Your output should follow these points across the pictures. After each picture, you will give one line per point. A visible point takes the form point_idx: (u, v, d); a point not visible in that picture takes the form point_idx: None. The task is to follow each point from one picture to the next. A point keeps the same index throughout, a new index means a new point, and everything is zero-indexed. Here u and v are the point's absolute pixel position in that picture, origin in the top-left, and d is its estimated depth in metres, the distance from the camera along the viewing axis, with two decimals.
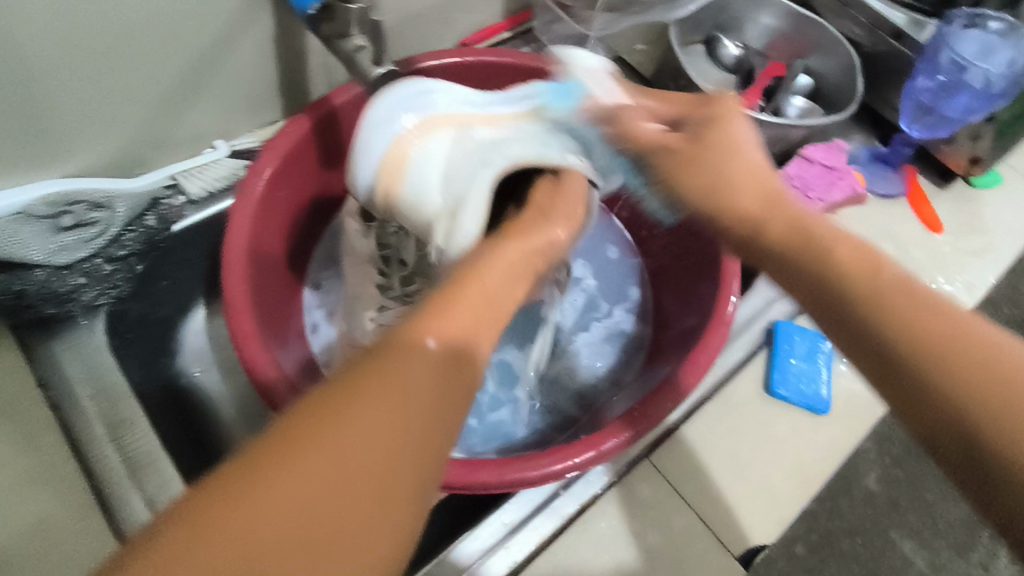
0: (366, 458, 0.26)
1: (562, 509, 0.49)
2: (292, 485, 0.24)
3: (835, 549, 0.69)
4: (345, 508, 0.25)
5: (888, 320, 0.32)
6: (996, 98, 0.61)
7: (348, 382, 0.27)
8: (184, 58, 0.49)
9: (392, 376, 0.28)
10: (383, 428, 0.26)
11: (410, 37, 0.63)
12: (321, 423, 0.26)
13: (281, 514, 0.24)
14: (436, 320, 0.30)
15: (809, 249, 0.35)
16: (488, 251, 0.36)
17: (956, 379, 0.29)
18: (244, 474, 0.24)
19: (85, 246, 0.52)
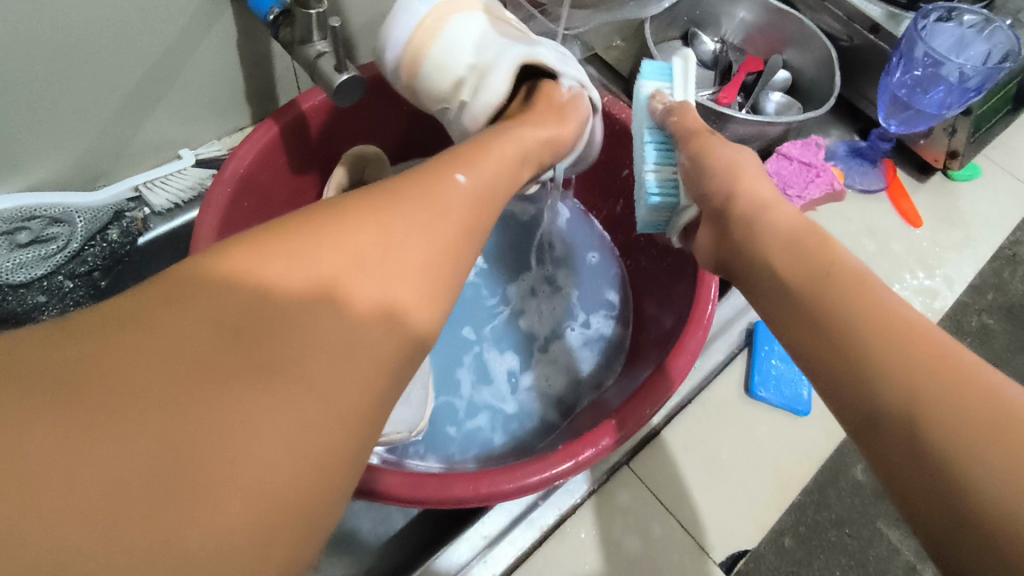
0: (301, 321, 0.24)
1: (540, 520, 0.48)
2: (334, 242, 0.26)
3: (823, 540, 0.65)
4: (274, 367, 0.23)
5: (871, 335, 0.30)
6: (971, 93, 0.60)
7: (292, 238, 0.26)
8: (139, 65, 0.48)
9: (344, 254, 0.26)
10: (324, 295, 0.25)
11: (380, 38, 0.61)
12: (252, 279, 0.24)
13: (317, 263, 0.25)
14: (397, 218, 0.28)
15: (794, 260, 0.34)
16: (479, 148, 0.38)
17: (893, 365, 0.29)
18: (172, 307, 0.23)
19: (42, 262, 0.50)
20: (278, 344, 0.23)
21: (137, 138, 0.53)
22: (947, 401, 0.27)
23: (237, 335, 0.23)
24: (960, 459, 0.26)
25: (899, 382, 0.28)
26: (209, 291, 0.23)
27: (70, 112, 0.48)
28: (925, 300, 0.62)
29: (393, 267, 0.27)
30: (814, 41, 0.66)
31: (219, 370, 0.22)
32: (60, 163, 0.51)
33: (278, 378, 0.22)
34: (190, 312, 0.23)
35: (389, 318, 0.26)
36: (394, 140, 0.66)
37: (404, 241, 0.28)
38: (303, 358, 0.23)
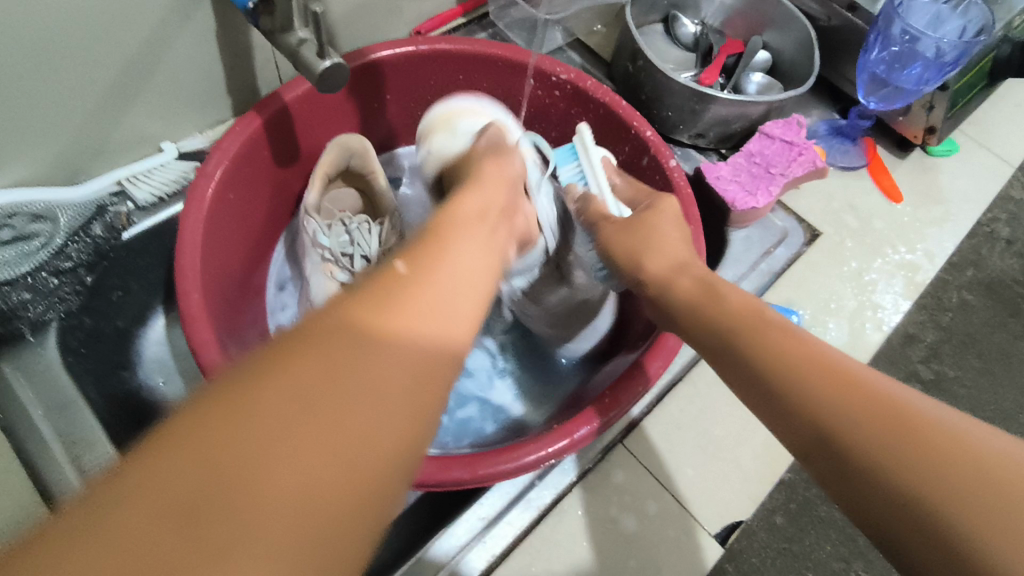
0: (334, 415, 0.21)
1: (537, 500, 0.49)
2: (343, 365, 0.22)
3: (814, 516, 0.66)
4: (312, 466, 0.20)
5: (802, 380, 0.32)
6: (948, 67, 0.61)
7: (298, 359, 0.21)
8: (117, 57, 0.47)
9: (357, 368, 0.22)
10: (323, 414, 0.20)
11: (359, 26, 0.61)
12: (257, 411, 0.20)
13: (306, 399, 0.21)
14: (409, 319, 0.24)
15: (720, 321, 0.38)
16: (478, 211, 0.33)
17: (859, 434, 0.29)
18: (205, 433, 0.19)
19: (26, 260, 0.50)
20: (309, 445, 0.20)
21: (117, 132, 0.52)
22: (873, 431, 0.29)
23: (273, 437, 0.20)
24: (930, 496, 0.27)
25: (851, 406, 0.30)
26: (208, 433, 0.19)
27: (46, 107, 0.47)
28: (907, 274, 0.64)
29: (419, 323, 0.24)
30: (793, 22, 0.66)
31: (260, 488, 0.19)
32: (39, 160, 0.50)
33: (323, 473, 0.20)
34: (218, 427, 0.19)
35: (420, 386, 0.23)
36: (379, 131, 0.66)
37: (413, 353, 0.23)
38: (343, 451, 0.20)
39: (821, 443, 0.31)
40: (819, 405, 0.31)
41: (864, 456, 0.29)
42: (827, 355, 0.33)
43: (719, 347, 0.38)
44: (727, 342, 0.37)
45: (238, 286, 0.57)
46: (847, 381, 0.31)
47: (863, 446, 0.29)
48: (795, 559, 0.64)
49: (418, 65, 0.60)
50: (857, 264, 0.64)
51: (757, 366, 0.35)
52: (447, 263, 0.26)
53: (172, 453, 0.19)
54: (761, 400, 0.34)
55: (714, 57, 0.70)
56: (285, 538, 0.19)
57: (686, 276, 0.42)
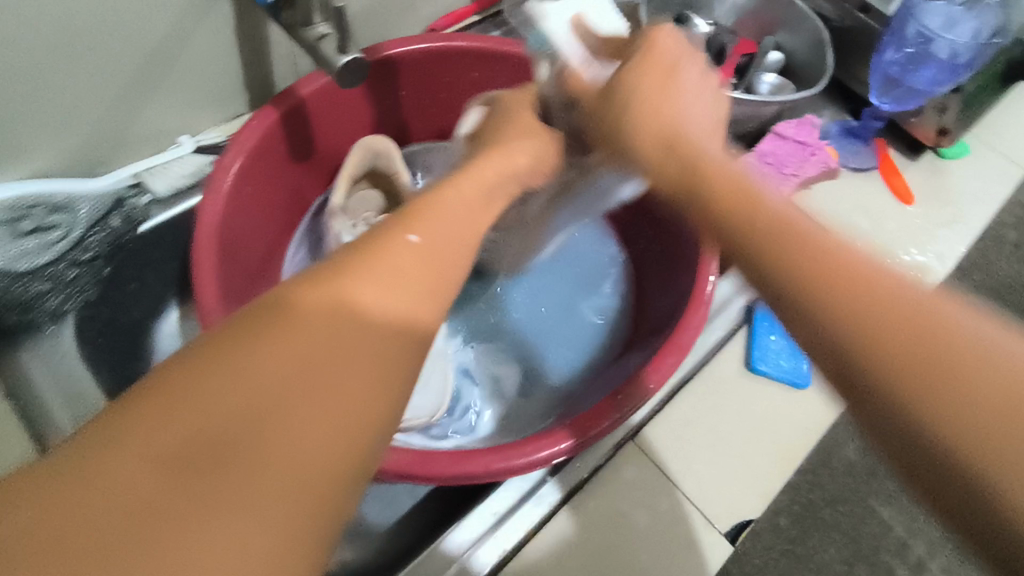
0: (307, 372, 0.23)
1: (549, 496, 0.49)
2: (310, 334, 0.24)
3: (818, 518, 0.66)
4: (284, 398, 0.23)
5: (842, 310, 0.26)
6: (961, 68, 0.62)
7: (265, 331, 0.24)
8: (138, 51, 0.48)
9: (316, 335, 0.24)
10: (289, 376, 0.23)
11: (375, 23, 0.61)
12: (232, 368, 0.23)
13: (271, 365, 0.23)
14: (361, 290, 0.26)
15: (747, 212, 0.30)
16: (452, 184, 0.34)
17: (911, 380, 0.24)
18: (184, 387, 0.22)
19: (47, 250, 0.51)
20: (277, 381, 0.23)
21: (136, 126, 0.53)
22: (920, 374, 0.24)
23: (242, 382, 0.22)
24: (983, 462, 0.23)
25: (904, 340, 0.25)
26: (185, 389, 0.22)
27: (68, 100, 0.47)
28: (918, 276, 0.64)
29: (377, 292, 0.26)
30: (807, 22, 0.66)
31: (234, 424, 0.22)
32: (58, 152, 0.50)
33: (301, 416, 0.23)
34: (194, 380, 0.22)
35: (384, 345, 0.25)
36: (392, 128, 0.66)
37: (369, 315, 0.26)
38: (320, 398, 0.23)
39: (865, 380, 0.25)
40: (853, 340, 0.25)
41: (907, 403, 0.24)
42: (883, 273, 0.27)
43: (748, 265, 0.29)
44: (755, 259, 0.29)
45: (250, 284, 0.56)
46: (896, 313, 0.25)
47: (913, 398, 0.24)
48: (797, 561, 0.65)
49: (433, 63, 0.60)
50: None
51: (780, 282, 0.28)
52: (437, 238, 0.30)
53: (154, 407, 0.22)
54: (793, 314, 0.27)
55: (727, 57, 0.70)
56: (267, 458, 0.22)
57: (689, 184, 0.33)
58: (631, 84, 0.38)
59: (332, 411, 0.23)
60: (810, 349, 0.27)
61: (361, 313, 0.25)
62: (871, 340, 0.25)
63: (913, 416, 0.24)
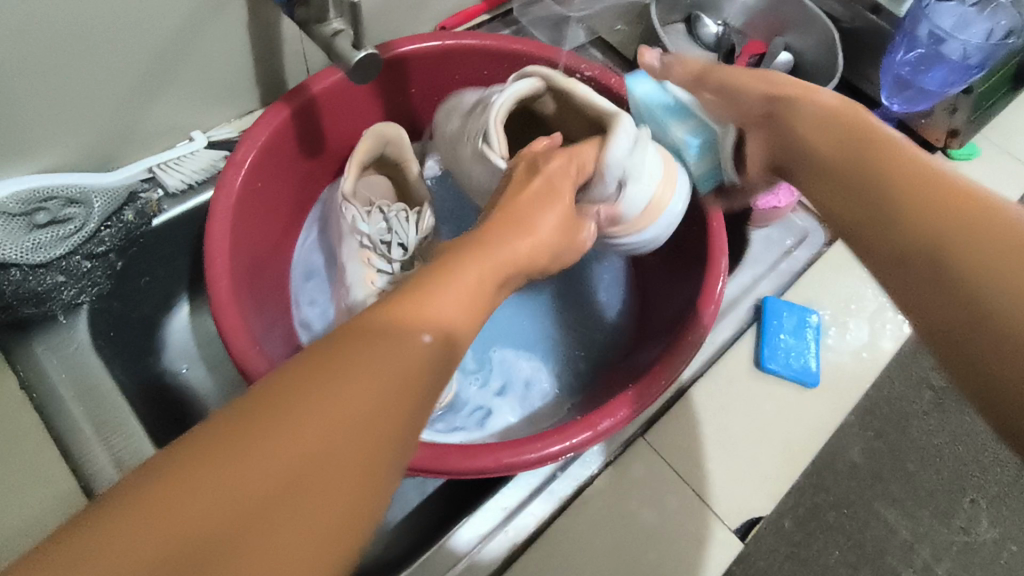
0: (299, 479, 0.23)
1: (559, 491, 0.49)
2: (303, 436, 0.23)
3: (823, 521, 0.65)
4: (304, 454, 0.23)
5: (926, 216, 0.33)
6: (973, 70, 0.62)
7: (255, 429, 0.23)
8: (151, 46, 0.48)
9: (313, 437, 0.23)
10: (283, 485, 0.22)
11: (385, 21, 0.62)
12: (219, 475, 0.22)
13: (263, 471, 0.22)
14: (360, 382, 0.25)
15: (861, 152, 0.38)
16: (490, 235, 0.34)
17: (977, 261, 0.31)
18: (206, 444, 0.22)
19: (61, 243, 0.50)
20: (296, 438, 0.23)
21: (148, 121, 0.53)
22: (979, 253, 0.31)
23: (262, 438, 0.23)
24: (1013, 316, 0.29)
25: (971, 228, 0.32)
26: (171, 498, 0.21)
27: (83, 93, 0.48)
28: None
29: (440, 313, 0.28)
30: (816, 23, 0.66)
31: (254, 481, 0.22)
32: (71, 146, 0.51)
33: (288, 528, 0.22)
34: (216, 438, 0.23)
35: (373, 447, 0.24)
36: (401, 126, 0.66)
37: (369, 409, 0.25)
38: (308, 507, 0.23)
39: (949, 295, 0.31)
40: (939, 237, 0.32)
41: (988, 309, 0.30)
42: (965, 188, 0.34)
43: (850, 194, 0.37)
44: (873, 192, 0.36)
45: (263, 280, 0.57)
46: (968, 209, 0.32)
47: (966, 269, 0.31)
48: (802, 564, 0.65)
49: (443, 60, 0.60)
50: None
51: (863, 207, 0.36)
52: (463, 293, 0.30)
53: (175, 468, 0.22)
54: (848, 235, 0.37)
55: (737, 57, 0.70)
56: (287, 516, 0.22)
57: (806, 127, 0.40)
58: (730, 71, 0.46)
59: (318, 521, 0.23)
60: (887, 256, 0.35)
61: (384, 363, 0.26)
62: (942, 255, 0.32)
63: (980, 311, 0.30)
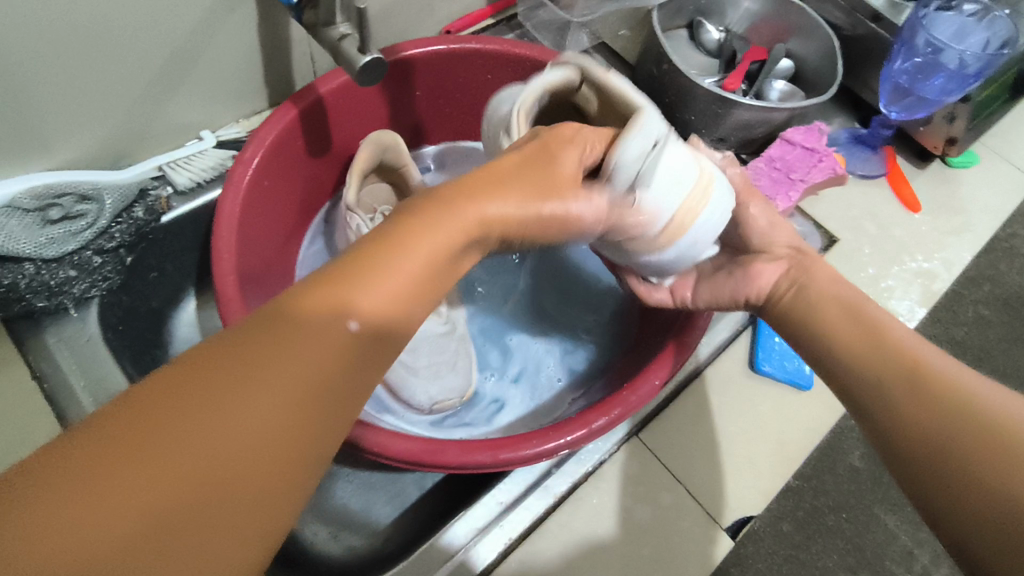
0: (202, 480, 0.22)
1: (554, 488, 0.50)
2: (207, 437, 0.22)
3: (821, 525, 0.64)
4: (215, 463, 0.22)
5: (895, 396, 0.38)
6: (970, 79, 0.62)
7: (152, 431, 0.21)
8: (163, 49, 0.49)
9: (219, 436, 0.22)
10: (184, 488, 0.21)
11: (392, 24, 0.63)
12: (110, 480, 0.20)
13: (162, 474, 0.21)
14: (272, 377, 0.24)
15: (864, 329, 0.42)
16: (454, 198, 0.31)
17: (960, 444, 0.33)
18: (96, 449, 0.21)
19: (73, 238, 0.52)
20: (210, 444, 0.22)
21: (160, 120, 0.55)
22: (960, 440, 0.33)
23: (171, 440, 0.22)
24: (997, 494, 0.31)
25: (948, 411, 0.35)
26: (56, 506, 0.20)
27: (97, 94, 0.49)
28: (924, 282, 0.64)
29: (376, 299, 0.27)
30: (817, 30, 0.67)
31: (161, 479, 0.21)
32: (85, 144, 0.52)
33: (192, 532, 0.21)
34: (120, 439, 0.21)
35: (288, 440, 0.24)
36: (407, 126, 0.67)
37: (285, 403, 0.24)
38: (213, 510, 0.22)
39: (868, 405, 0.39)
40: (904, 416, 0.36)
41: (931, 456, 0.34)
42: (946, 378, 0.36)
43: (847, 372, 0.41)
44: (866, 376, 0.40)
45: (268, 275, 0.58)
46: (947, 395, 0.36)
47: (956, 455, 0.33)
48: (800, 567, 0.63)
49: (448, 63, 0.61)
50: (873, 272, 0.64)
51: (868, 385, 0.39)
52: (405, 265, 0.28)
53: (60, 468, 0.20)
54: (853, 406, 0.40)
55: (738, 63, 0.71)
56: (190, 522, 0.21)
57: (832, 303, 0.44)
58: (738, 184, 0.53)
59: (224, 523, 0.22)
60: (868, 428, 0.39)
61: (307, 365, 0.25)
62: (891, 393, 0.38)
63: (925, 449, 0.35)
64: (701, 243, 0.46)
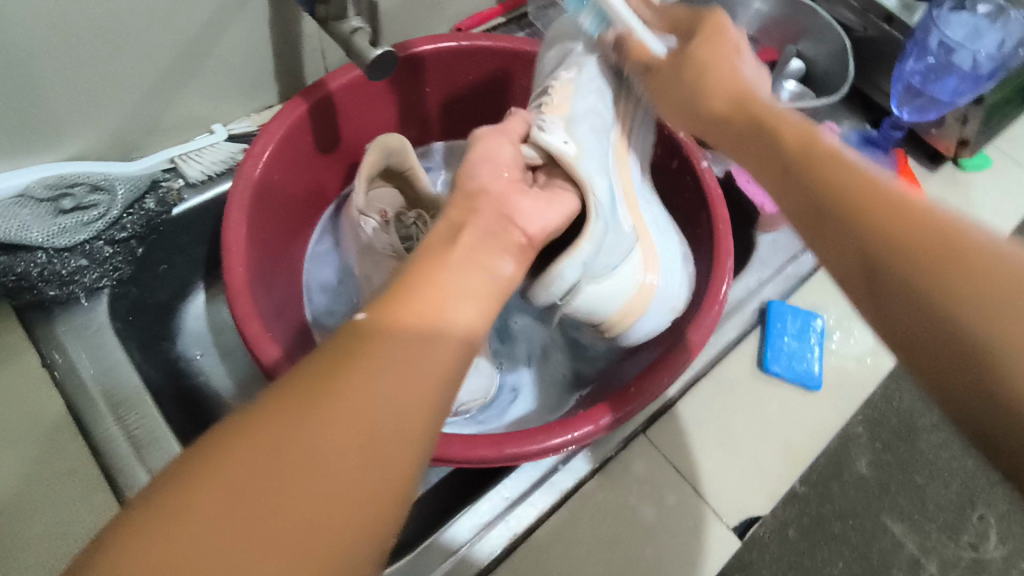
0: (316, 458, 0.24)
1: (561, 483, 0.50)
2: (321, 417, 0.25)
3: (827, 532, 0.63)
4: (291, 522, 0.23)
5: (868, 220, 0.34)
6: (983, 80, 0.62)
7: (270, 417, 0.25)
8: (176, 41, 0.50)
9: (329, 415, 0.25)
10: (302, 461, 0.24)
11: (403, 21, 0.63)
12: (240, 463, 0.23)
13: (283, 453, 0.24)
14: (374, 370, 0.27)
15: (806, 156, 0.39)
16: (471, 223, 0.36)
17: (941, 281, 0.31)
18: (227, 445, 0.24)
19: (85, 228, 0.53)
20: (283, 507, 0.23)
21: (171, 113, 0.55)
22: (943, 268, 0.31)
23: (246, 504, 0.23)
24: (982, 325, 0.29)
25: (919, 231, 0.33)
26: (195, 495, 0.23)
27: (109, 85, 0.50)
28: None
29: (461, 310, 0.31)
30: (828, 31, 0.67)
31: (282, 456, 0.24)
32: (96, 134, 0.53)
33: (310, 505, 0.23)
34: (232, 454, 0.24)
35: (395, 422, 0.26)
36: (417, 123, 0.68)
37: (389, 388, 0.27)
38: (331, 482, 0.24)
39: (840, 233, 0.35)
40: (880, 244, 0.33)
41: (917, 289, 0.31)
42: (909, 197, 0.34)
43: (810, 196, 0.37)
44: (825, 196, 0.36)
45: (277, 269, 0.59)
46: (915, 215, 0.33)
47: (934, 288, 0.31)
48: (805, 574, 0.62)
49: (459, 59, 0.61)
50: None
51: (837, 209, 0.36)
52: (448, 271, 0.32)
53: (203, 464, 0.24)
54: (821, 231, 0.37)
55: None
56: (313, 496, 0.24)
57: (786, 130, 0.41)
58: (696, 51, 0.47)
59: (341, 496, 0.24)
60: (844, 266, 0.36)
61: (366, 416, 0.25)
62: (862, 229, 0.34)
63: (908, 257, 0.32)
64: (652, 324, 0.53)
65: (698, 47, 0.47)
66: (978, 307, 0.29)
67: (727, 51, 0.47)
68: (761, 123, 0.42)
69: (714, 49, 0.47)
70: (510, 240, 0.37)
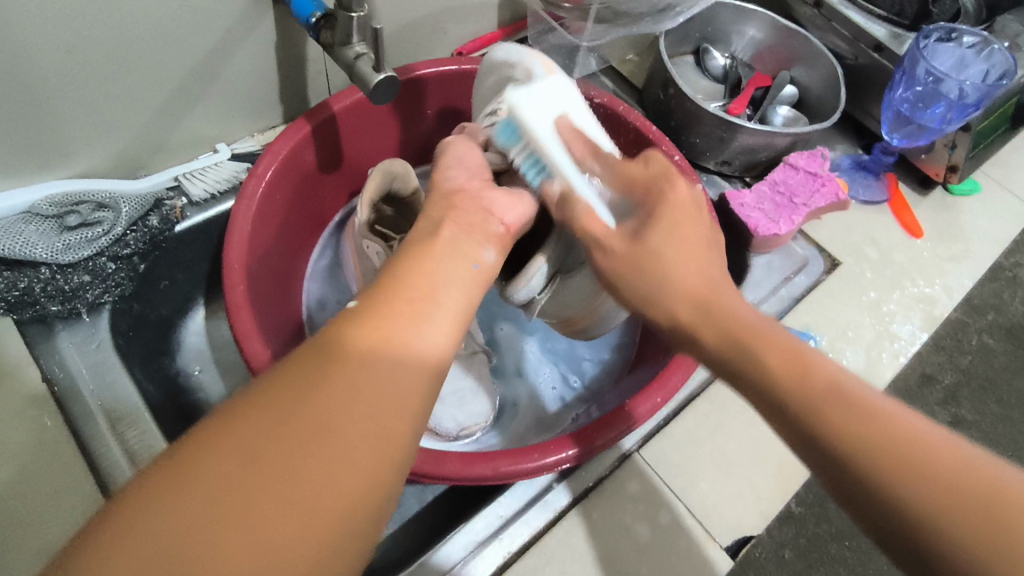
0: (313, 441, 0.25)
1: (554, 502, 0.51)
2: (317, 403, 0.26)
3: (823, 553, 0.56)
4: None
5: (844, 437, 0.33)
6: (971, 108, 0.63)
7: (270, 399, 0.26)
8: (183, 64, 0.51)
9: (326, 404, 0.26)
10: (301, 443, 0.25)
11: (406, 45, 0.65)
12: (239, 440, 0.24)
13: (279, 434, 0.25)
14: (368, 365, 0.27)
15: (744, 356, 0.37)
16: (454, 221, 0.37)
17: (920, 500, 0.30)
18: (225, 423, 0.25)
19: (88, 245, 0.52)
20: (252, 519, 0.23)
21: (176, 133, 0.56)
22: (931, 494, 0.30)
23: (217, 516, 0.23)
24: (975, 546, 0.29)
25: (892, 456, 0.31)
26: (194, 464, 0.24)
27: (116, 106, 0.51)
28: (925, 307, 0.65)
29: (446, 332, 0.30)
30: (821, 58, 0.69)
31: (278, 436, 0.25)
32: (102, 152, 0.54)
33: (305, 487, 0.24)
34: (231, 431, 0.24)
35: (388, 413, 0.27)
36: (418, 145, 0.69)
37: (382, 382, 0.27)
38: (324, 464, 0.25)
39: (857, 491, 0.32)
40: (854, 457, 0.32)
41: (931, 536, 0.30)
42: (882, 411, 0.33)
43: (771, 399, 0.36)
44: (791, 406, 0.35)
45: (278, 285, 0.59)
46: (887, 428, 0.32)
47: (916, 515, 0.30)
48: None
49: (458, 82, 0.63)
50: (874, 296, 0.65)
51: (801, 421, 0.34)
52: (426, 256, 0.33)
53: (203, 439, 0.24)
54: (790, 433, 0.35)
55: (743, 89, 0.72)
56: (308, 474, 0.24)
57: (708, 324, 0.39)
58: (656, 242, 0.41)
59: (334, 478, 0.25)
60: (816, 464, 0.34)
61: (299, 467, 0.24)
62: (829, 426, 0.33)
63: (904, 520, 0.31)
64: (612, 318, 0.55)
65: (658, 234, 0.41)
66: (964, 523, 0.29)
67: (690, 232, 0.42)
68: (730, 331, 0.38)
69: (682, 206, 0.43)
70: (481, 222, 0.39)
